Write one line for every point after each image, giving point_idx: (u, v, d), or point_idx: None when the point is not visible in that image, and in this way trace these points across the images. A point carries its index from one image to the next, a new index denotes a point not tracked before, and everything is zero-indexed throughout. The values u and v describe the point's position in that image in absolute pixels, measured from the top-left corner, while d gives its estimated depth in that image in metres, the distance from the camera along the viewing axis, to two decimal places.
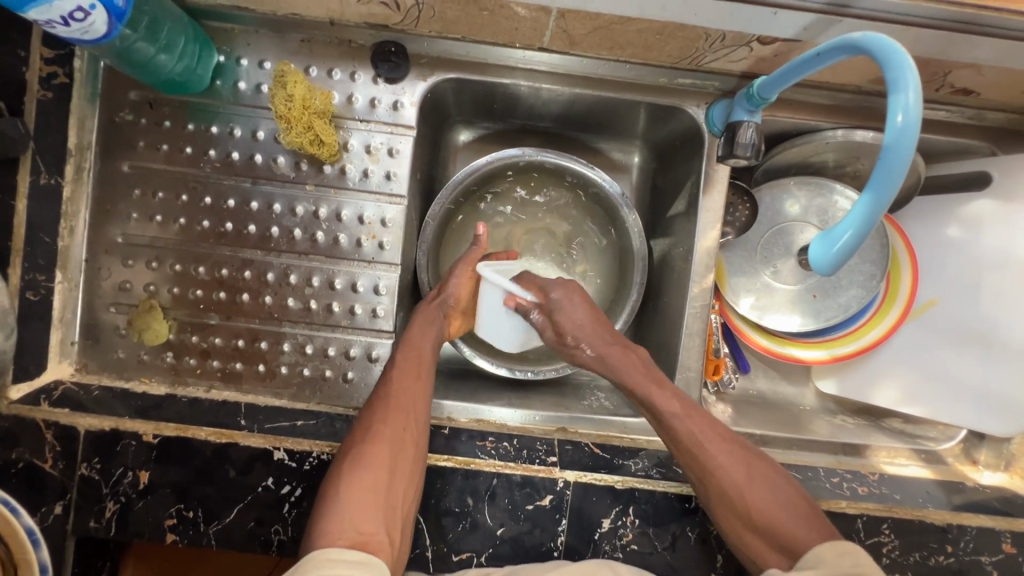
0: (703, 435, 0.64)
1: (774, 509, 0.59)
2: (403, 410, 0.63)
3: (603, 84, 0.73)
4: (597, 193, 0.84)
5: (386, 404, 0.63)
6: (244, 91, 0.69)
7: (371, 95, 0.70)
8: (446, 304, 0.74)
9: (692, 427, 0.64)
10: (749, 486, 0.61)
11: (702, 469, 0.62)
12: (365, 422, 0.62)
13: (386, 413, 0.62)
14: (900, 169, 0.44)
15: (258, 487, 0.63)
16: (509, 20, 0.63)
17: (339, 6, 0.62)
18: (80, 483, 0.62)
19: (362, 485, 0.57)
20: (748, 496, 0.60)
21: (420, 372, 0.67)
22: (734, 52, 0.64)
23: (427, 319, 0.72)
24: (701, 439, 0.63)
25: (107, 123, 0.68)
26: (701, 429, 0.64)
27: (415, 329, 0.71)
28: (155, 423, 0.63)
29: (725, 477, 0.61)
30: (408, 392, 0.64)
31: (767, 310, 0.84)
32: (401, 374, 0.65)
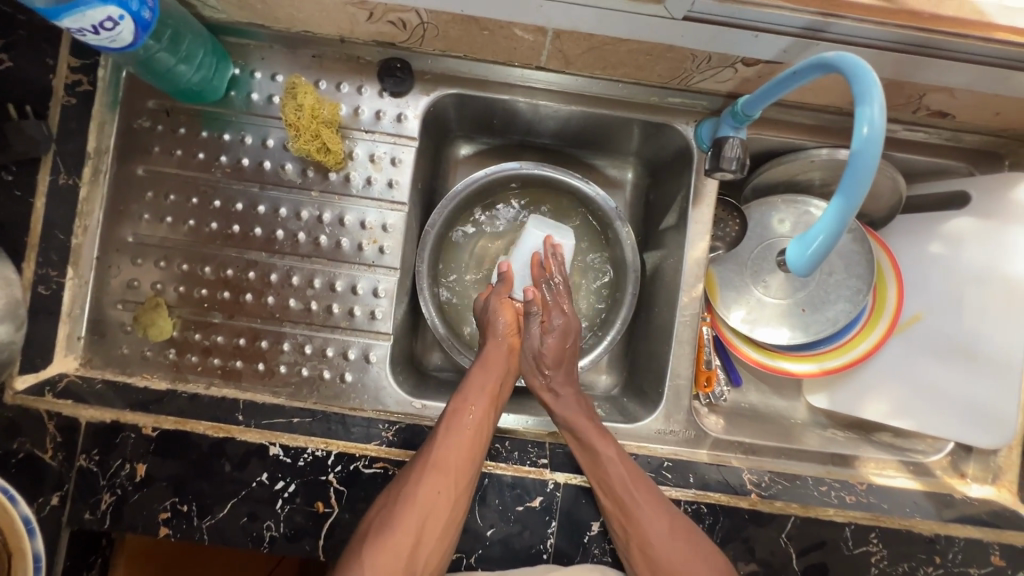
0: (632, 494, 0.65)
1: (684, 555, 0.63)
2: (450, 471, 0.64)
3: (597, 102, 0.77)
4: (590, 205, 0.87)
5: (431, 465, 0.64)
6: (257, 101, 0.73)
7: (377, 108, 0.73)
8: (506, 338, 0.78)
9: (629, 485, 0.65)
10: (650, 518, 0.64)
11: (637, 536, 0.64)
12: (401, 479, 0.64)
13: (426, 474, 0.63)
14: (864, 174, 0.47)
15: (253, 482, 0.64)
16: (509, 40, 0.67)
17: (350, 24, 0.67)
18: (79, 474, 0.63)
19: (387, 552, 0.60)
20: (664, 539, 0.63)
21: (478, 431, 0.68)
22: (721, 73, 0.69)
23: (489, 361, 0.75)
24: (627, 496, 0.64)
25: (125, 129, 0.72)
26: (630, 491, 0.65)
27: (470, 379, 0.73)
28: (155, 416, 0.65)
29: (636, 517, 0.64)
30: (462, 451, 0.65)
31: (757, 324, 0.87)
32: (450, 430, 0.66)
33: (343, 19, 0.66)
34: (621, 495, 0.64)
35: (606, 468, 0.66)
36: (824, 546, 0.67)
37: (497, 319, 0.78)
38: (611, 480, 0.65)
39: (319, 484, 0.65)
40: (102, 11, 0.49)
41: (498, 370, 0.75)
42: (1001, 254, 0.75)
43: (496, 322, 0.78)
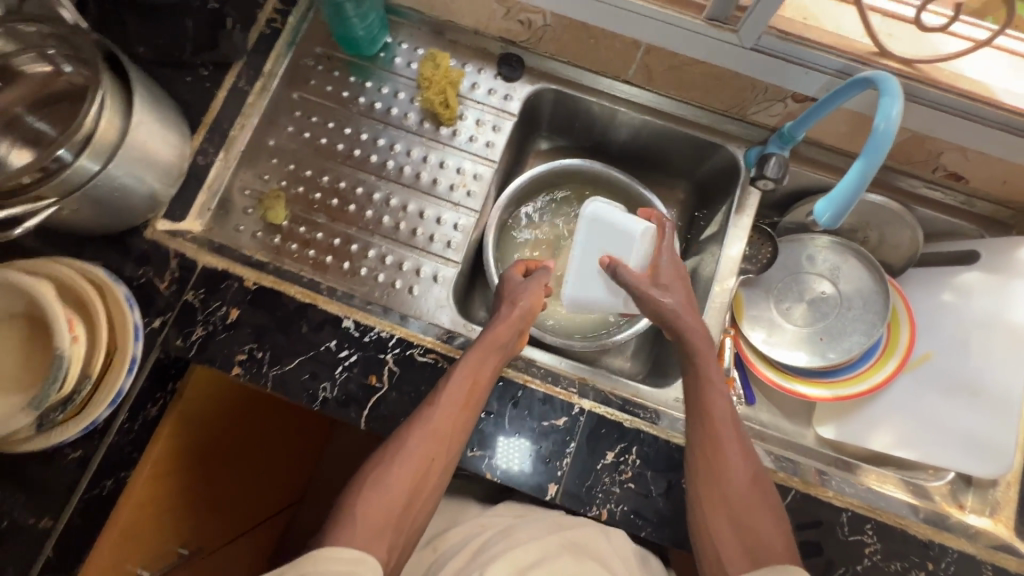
0: (723, 424, 0.69)
1: (750, 501, 0.66)
2: (441, 437, 0.67)
3: (667, 117, 0.93)
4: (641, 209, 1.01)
5: (425, 430, 0.67)
6: (398, 64, 0.91)
7: (490, 86, 0.91)
8: (525, 321, 0.77)
9: (723, 414, 0.70)
10: (733, 450, 0.68)
11: (714, 468, 0.67)
12: (398, 437, 0.68)
13: (422, 438, 0.67)
14: (880, 149, 0.59)
15: (322, 346, 0.74)
16: (608, 50, 0.85)
17: (488, 19, 0.87)
18: (182, 305, 0.74)
19: (383, 502, 0.63)
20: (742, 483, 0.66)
21: (468, 401, 0.70)
22: (773, 106, 0.85)
23: (496, 339, 0.74)
24: (727, 436, 0.68)
25: (294, 62, 0.90)
26: (723, 419, 0.69)
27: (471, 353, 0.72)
28: (257, 274, 0.76)
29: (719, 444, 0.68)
30: (452, 421, 0.68)
31: (776, 345, 0.97)
32: (448, 402, 0.68)
33: (484, 14, 0.86)
34: (713, 421, 0.69)
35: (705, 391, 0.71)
36: (820, 526, 0.71)
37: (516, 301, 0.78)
38: (708, 404, 0.70)
39: (377, 360, 0.74)
40: None
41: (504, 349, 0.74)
42: (1005, 303, 0.84)
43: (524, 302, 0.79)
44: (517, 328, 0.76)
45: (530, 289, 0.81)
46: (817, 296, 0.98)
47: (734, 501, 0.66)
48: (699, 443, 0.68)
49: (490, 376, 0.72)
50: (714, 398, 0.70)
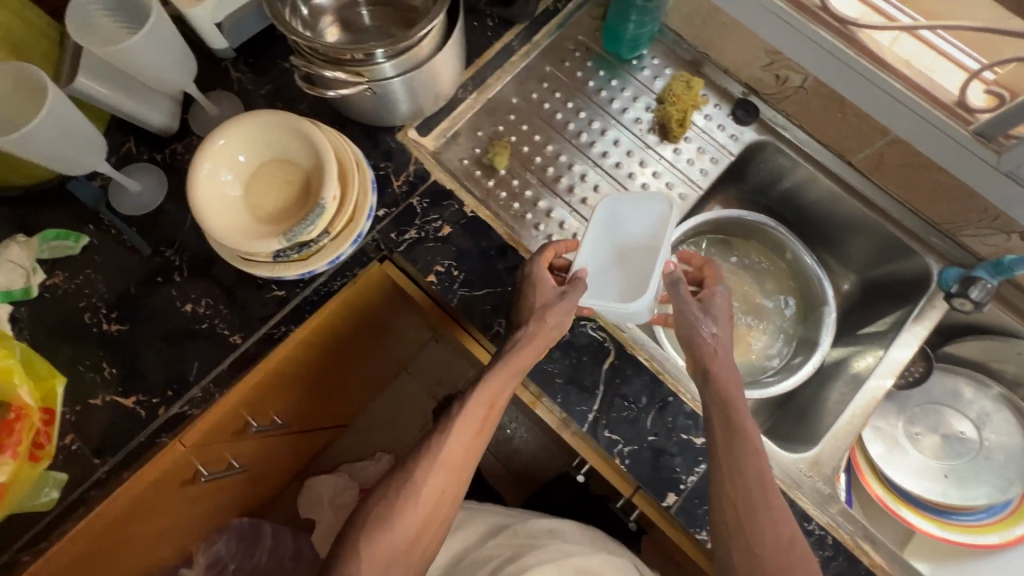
0: (756, 483, 0.66)
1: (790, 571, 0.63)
2: (453, 468, 0.71)
3: (875, 209, 0.94)
4: (805, 287, 1.04)
5: (438, 464, 0.70)
6: (645, 74, 0.98)
7: (721, 122, 0.96)
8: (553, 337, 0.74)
9: (758, 479, 0.66)
10: (767, 513, 0.65)
11: (743, 540, 0.64)
12: (409, 469, 0.70)
13: (437, 474, 0.70)
14: None
15: (510, 287, 0.80)
16: (849, 129, 0.88)
17: (745, 64, 0.93)
18: (406, 206, 0.83)
19: (393, 538, 0.67)
20: (773, 539, 0.64)
21: (482, 427, 0.72)
22: (993, 236, 0.85)
23: (514, 366, 0.72)
24: (758, 489, 0.65)
25: (557, 40, 0.98)
26: (756, 479, 0.66)
27: (485, 384, 0.72)
28: (474, 204, 0.84)
29: (751, 509, 0.65)
30: (465, 452, 0.71)
31: (892, 464, 0.96)
32: (460, 434, 0.71)
33: (745, 59, 0.92)
34: (745, 488, 0.66)
35: (741, 453, 0.66)
36: None
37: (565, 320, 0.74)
38: (742, 466, 0.66)
39: None
40: None
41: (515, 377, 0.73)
42: None
43: (551, 318, 0.72)
44: (544, 346, 0.73)
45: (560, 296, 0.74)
46: (953, 435, 0.97)
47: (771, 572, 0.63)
48: (733, 509, 0.65)
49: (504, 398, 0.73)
50: (744, 448, 0.67)
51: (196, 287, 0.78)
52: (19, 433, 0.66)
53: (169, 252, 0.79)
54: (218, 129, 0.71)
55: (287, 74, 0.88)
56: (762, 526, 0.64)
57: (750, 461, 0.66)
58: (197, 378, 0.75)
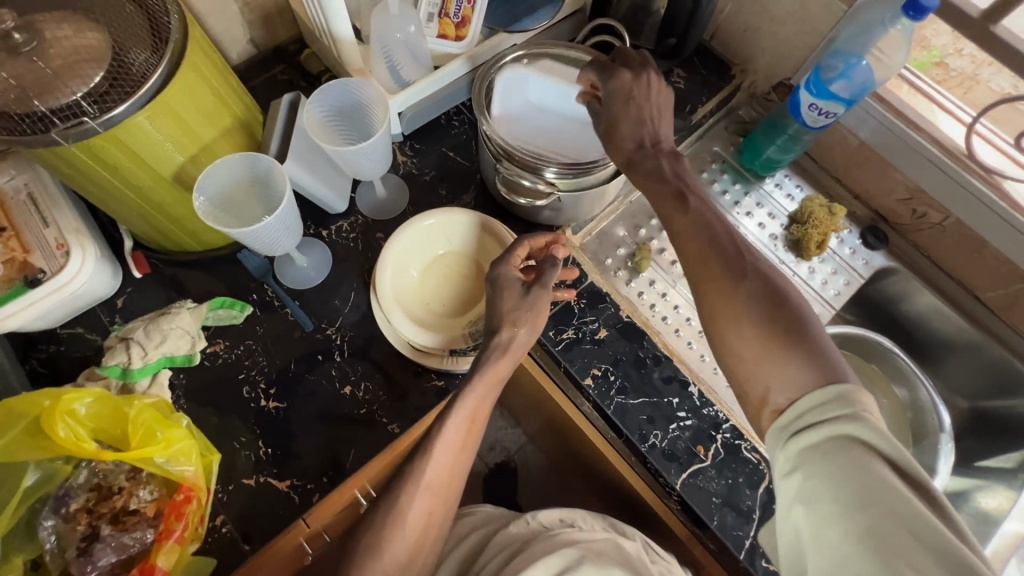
0: (716, 277, 0.56)
1: (760, 355, 0.52)
2: (441, 491, 0.67)
3: (1001, 343, 0.96)
4: (919, 413, 1.03)
5: (421, 482, 0.65)
6: (779, 192, 1.02)
7: (850, 244, 1.00)
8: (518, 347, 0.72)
9: (702, 265, 0.57)
10: (745, 299, 0.54)
11: (726, 351, 0.55)
12: (391, 494, 0.65)
13: (422, 496, 0.65)
14: None
15: (665, 398, 0.80)
16: (984, 268, 0.92)
17: (879, 193, 0.98)
18: (564, 305, 0.84)
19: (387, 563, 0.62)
20: (755, 356, 0.52)
21: (465, 440, 0.69)
22: None
23: (490, 375, 0.70)
24: (718, 271, 0.56)
25: (698, 151, 1.03)
26: (721, 275, 0.56)
27: (463, 396, 0.69)
28: (629, 309, 0.86)
29: (711, 303, 0.56)
30: (450, 474, 0.68)
31: None
32: (442, 452, 0.66)
33: (880, 189, 0.97)
34: (700, 277, 0.57)
35: (687, 250, 0.58)
36: None
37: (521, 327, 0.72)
38: (703, 270, 0.57)
39: (707, 434, 0.79)
40: (835, 109, 0.83)
41: (491, 383, 0.70)
42: None
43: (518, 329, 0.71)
44: (517, 356, 0.72)
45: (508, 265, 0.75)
46: None
47: (762, 364, 0.52)
48: (702, 314, 0.56)
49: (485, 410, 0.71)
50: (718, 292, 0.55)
51: (356, 369, 0.78)
52: (187, 518, 0.64)
53: (330, 331, 0.80)
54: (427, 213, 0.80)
55: (450, 163, 0.91)
56: (732, 308, 0.54)
57: (694, 250, 0.58)
58: (353, 465, 0.73)
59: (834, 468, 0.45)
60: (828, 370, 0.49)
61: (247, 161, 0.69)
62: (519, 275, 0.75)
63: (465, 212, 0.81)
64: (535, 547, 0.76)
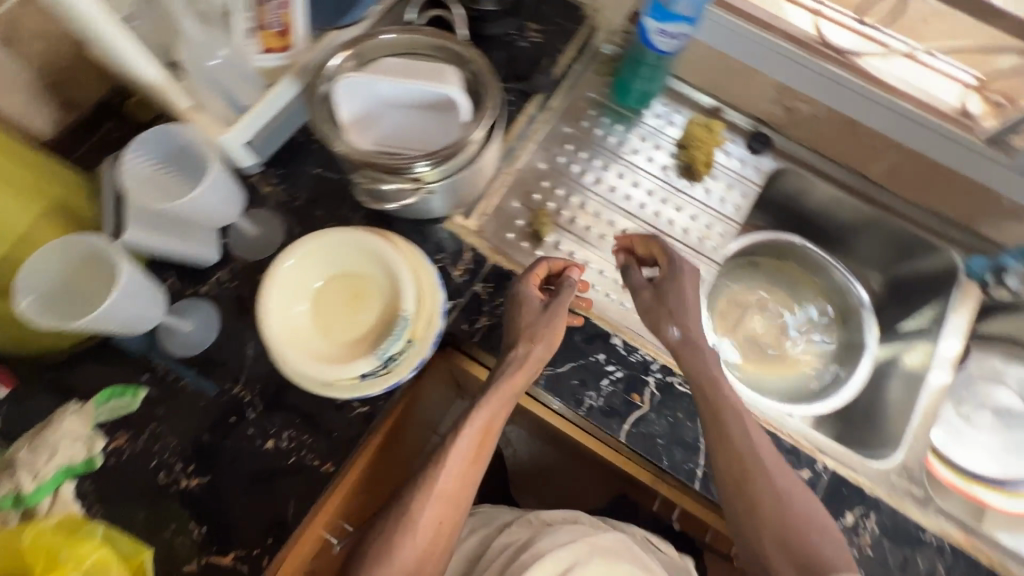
0: (731, 407, 0.72)
1: (802, 498, 0.68)
2: (450, 501, 0.70)
3: (894, 213, 1.00)
4: (839, 296, 1.09)
5: (435, 493, 0.69)
6: (660, 122, 1.02)
7: (738, 156, 1.01)
8: (535, 363, 0.74)
9: (711, 392, 0.72)
10: (759, 437, 0.72)
11: (728, 449, 0.70)
12: (408, 502, 0.69)
13: (434, 503, 0.69)
14: None
15: (592, 357, 0.80)
16: (862, 145, 0.94)
17: (753, 99, 0.98)
18: (472, 294, 0.82)
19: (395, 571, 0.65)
20: (773, 466, 0.70)
21: (477, 454, 0.73)
22: (1009, 224, 0.92)
23: (510, 388, 0.73)
24: (732, 400, 0.73)
25: (572, 101, 1.01)
26: (734, 405, 0.72)
27: (477, 412, 0.73)
28: (537, 280, 0.84)
29: (716, 419, 0.71)
30: (460, 483, 0.71)
31: (955, 445, 1.01)
32: (455, 459, 0.71)
33: (752, 95, 0.98)
34: (731, 403, 0.72)
35: (705, 364, 0.74)
36: None
37: (535, 344, 0.74)
38: (716, 391, 0.73)
39: (639, 380, 0.79)
40: (681, 29, 0.83)
41: (502, 403, 0.73)
42: None
43: (538, 346, 0.74)
44: (531, 370, 0.74)
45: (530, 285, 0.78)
46: (1006, 409, 1.02)
47: (772, 498, 0.68)
48: (714, 421, 0.72)
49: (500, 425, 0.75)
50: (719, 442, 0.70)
51: (273, 420, 0.74)
52: None
53: (237, 389, 0.75)
54: (284, 254, 0.73)
55: (319, 181, 0.86)
56: (745, 438, 0.71)
57: (705, 376, 0.73)
58: (295, 518, 0.70)
59: (783, 540, 0.66)
60: (807, 501, 0.69)
61: (71, 244, 0.64)
62: (538, 293, 0.78)
63: (334, 232, 0.74)
64: (542, 540, 0.80)
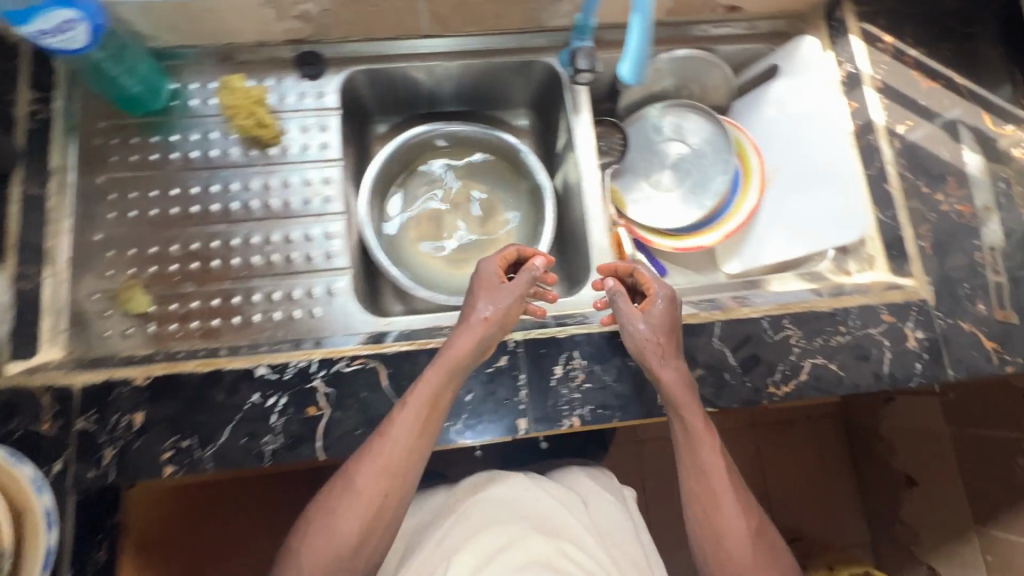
0: (711, 460, 0.70)
1: (727, 515, 0.69)
2: (392, 472, 0.67)
3: (476, 54, 0.94)
4: (497, 152, 1.05)
5: (376, 462, 0.67)
6: (197, 105, 0.86)
7: (299, 91, 0.88)
8: (498, 319, 0.72)
9: (711, 454, 0.70)
10: (710, 459, 0.70)
11: (715, 506, 0.70)
12: (346, 475, 0.68)
13: (371, 472, 0.66)
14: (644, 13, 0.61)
15: (246, 405, 0.70)
16: (392, 11, 0.85)
17: (264, 27, 0.84)
18: (78, 435, 0.68)
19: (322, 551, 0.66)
20: (726, 491, 0.70)
21: (425, 426, 0.68)
22: (559, 7, 0.89)
23: (462, 354, 0.69)
24: (689, 419, 0.69)
25: (85, 146, 0.82)
26: (713, 462, 0.70)
27: (446, 360, 0.69)
28: (144, 369, 0.71)
29: (703, 470, 0.70)
30: (402, 455, 0.67)
31: (661, 216, 1.05)
32: (401, 428, 0.67)
33: (258, 24, 0.83)
34: (706, 472, 0.70)
35: (665, 380, 0.69)
36: (752, 339, 0.79)
37: (484, 308, 0.72)
38: (698, 433, 0.70)
39: (306, 392, 0.71)
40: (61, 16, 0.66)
41: (471, 347, 0.70)
42: (817, 92, 0.94)
43: (482, 305, 0.73)
44: (499, 325, 0.72)
45: (484, 296, 0.74)
46: (678, 159, 1.06)
47: (711, 522, 0.70)
48: (696, 492, 0.71)
49: (448, 397, 0.70)
50: (687, 463, 0.71)
51: None
52: None
53: None
54: None
55: None
56: (711, 476, 0.70)
57: (689, 401, 0.69)
58: None
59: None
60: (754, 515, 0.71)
61: None
62: (500, 274, 0.78)
63: None
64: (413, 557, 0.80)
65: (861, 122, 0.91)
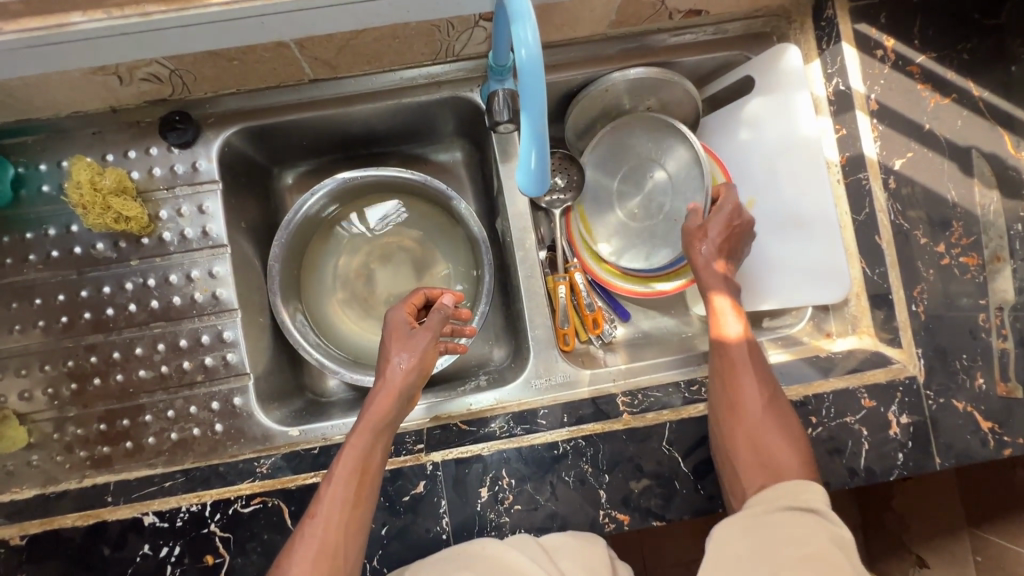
0: (743, 374, 0.66)
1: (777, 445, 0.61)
2: (329, 556, 0.55)
3: (381, 95, 0.77)
4: (428, 195, 0.90)
5: (315, 522, 0.57)
6: (48, 192, 0.73)
7: (169, 163, 0.74)
8: (406, 380, 0.66)
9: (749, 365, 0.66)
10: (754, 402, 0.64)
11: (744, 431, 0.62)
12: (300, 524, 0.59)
13: (322, 515, 0.57)
14: (538, 103, 0.48)
15: (136, 558, 0.63)
16: (261, 63, 0.68)
17: (110, 93, 0.69)
18: None
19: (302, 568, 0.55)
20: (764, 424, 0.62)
21: (359, 496, 0.59)
22: (473, 34, 0.70)
23: (379, 410, 0.63)
24: (737, 357, 0.67)
25: None
26: (750, 378, 0.65)
27: (374, 413, 0.63)
28: (20, 525, 0.64)
29: (736, 407, 0.64)
30: (338, 532, 0.57)
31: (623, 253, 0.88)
32: (336, 486, 0.59)
33: (101, 92, 0.68)
34: (736, 402, 0.64)
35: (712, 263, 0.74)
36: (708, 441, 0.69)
37: (398, 359, 0.66)
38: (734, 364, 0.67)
39: (202, 538, 0.64)
40: None
41: (393, 402, 0.64)
42: (791, 119, 0.78)
43: (394, 355, 0.67)
44: (416, 373, 0.66)
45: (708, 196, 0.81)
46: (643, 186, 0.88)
47: (757, 454, 0.61)
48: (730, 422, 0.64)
49: (380, 460, 0.62)
50: (720, 393, 0.66)
51: None
52: None
53: None
54: None
55: None
56: (751, 407, 0.63)
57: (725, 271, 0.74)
58: None
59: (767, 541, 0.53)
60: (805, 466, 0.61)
61: None
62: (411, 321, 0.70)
63: None
64: None
65: (849, 155, 0.77)
